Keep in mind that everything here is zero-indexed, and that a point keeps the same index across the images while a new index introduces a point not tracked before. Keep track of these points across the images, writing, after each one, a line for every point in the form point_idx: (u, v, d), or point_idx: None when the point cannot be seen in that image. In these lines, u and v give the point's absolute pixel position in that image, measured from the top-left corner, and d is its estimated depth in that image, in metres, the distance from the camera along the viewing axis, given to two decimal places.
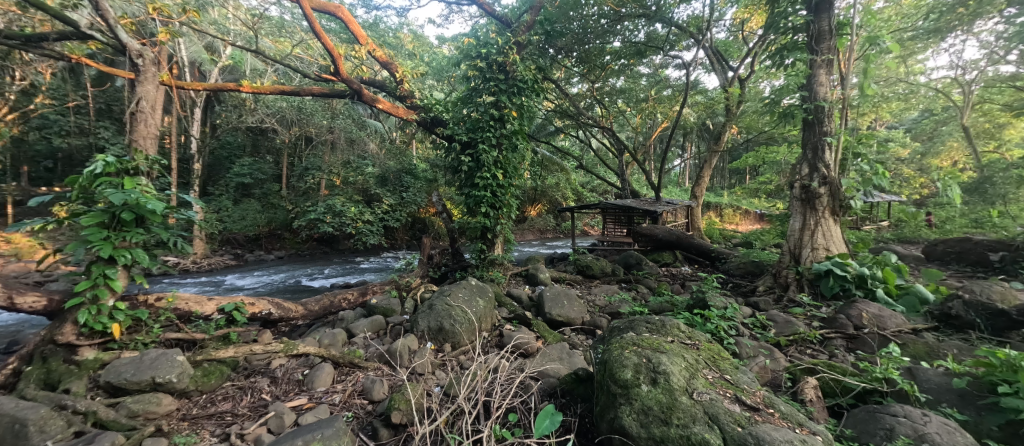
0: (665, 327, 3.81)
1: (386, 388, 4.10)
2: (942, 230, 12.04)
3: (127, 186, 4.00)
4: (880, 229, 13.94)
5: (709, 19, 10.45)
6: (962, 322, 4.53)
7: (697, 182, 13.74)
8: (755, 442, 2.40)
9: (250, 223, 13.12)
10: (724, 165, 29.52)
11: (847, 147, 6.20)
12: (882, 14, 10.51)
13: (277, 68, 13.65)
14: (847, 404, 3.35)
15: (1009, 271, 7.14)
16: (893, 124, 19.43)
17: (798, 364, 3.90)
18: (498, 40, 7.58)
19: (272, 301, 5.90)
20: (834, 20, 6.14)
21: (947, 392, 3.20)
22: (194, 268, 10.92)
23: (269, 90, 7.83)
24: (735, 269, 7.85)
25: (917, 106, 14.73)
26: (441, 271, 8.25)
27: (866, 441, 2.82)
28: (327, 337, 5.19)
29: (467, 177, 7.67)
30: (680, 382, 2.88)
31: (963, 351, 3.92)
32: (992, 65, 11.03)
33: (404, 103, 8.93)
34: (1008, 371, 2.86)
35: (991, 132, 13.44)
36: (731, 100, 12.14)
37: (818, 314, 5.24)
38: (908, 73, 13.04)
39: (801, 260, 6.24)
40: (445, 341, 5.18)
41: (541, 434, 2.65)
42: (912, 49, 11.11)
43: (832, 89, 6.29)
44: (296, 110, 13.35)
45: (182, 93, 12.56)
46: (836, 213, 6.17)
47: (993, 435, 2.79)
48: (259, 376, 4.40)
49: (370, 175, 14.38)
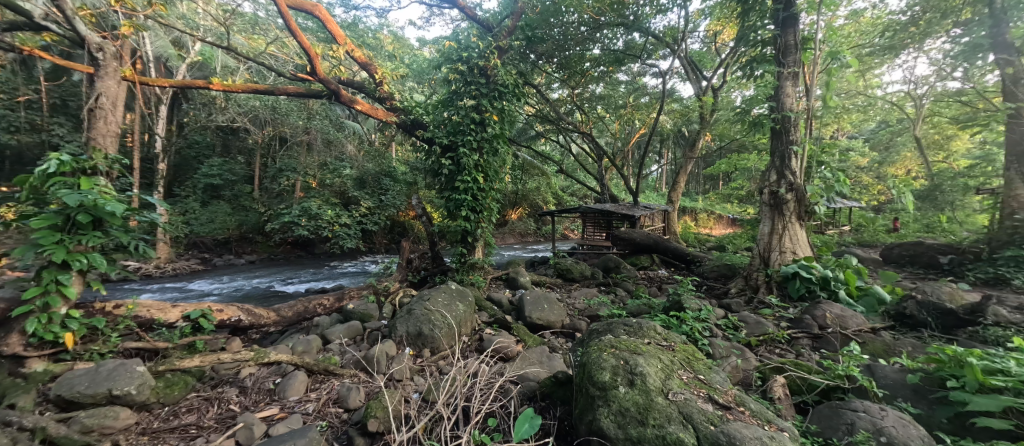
0: (642, 329, 3.89)
1: (362, 395, 4.02)
2: (898, 235, 12.83)
3: (84, 186, 3.77)
4: (842, 233, 14.71)
5: (684, 30, 10.80)
6: (916, 321, 4.85)
7: (674, 188, 14.09)
8: (727, 441, 2.49)
9: (217, 226, 12.57)
10: (698, 171, 30.50)
11: (811, 156, 6.53)
12: (843, 30, 11.22)
13: (249, 66, 13.24)
14: (813, 401, 3.51)
15: (956, 273, 7.67)
16: (852, 134, 20.55)
17: (767, 363, 4.05)
18: (479, 44, 7.65)
19: (243, 308, 5.67)
20: (798, 34, 6.46)
21: (902, 387, 3.38)
22: (157, 274, 10.39)
23: (241, 89, 7.54)
24: (709, 272, 8.10)
25: (875, 118, 15.69)
26: (420, 276, 8.15)
27: (829, 437, 2.95)
28: (300, 344, 5.06)
29: (448, 181, 7.63)
30: (656, 383, 2.95)
31: (916, 349, 4.19)
32: (940, 81, 11.88)
33: (383, 104, 8.80)
34: (955, 367, 3.10)
35: (940, 143, 14.46)
36: (705, 108, 12.55)
37: (786, 315, 5.47)
38: (866, 87, 13.87)
39: (770, 262, 6.48)
40: (424, 346, 5.12)
41: (520, 438, 2.67)
42: (870, 64, 11.80)
43: (798, 100, 6.61)
44: (270, 110, 12.94)
45: (146, 90, 11.98)
46: (802, 218, 6.45)
47: (943, 427, 2.99)
48: (226, 386, 4.24)
49: (348, 177, 14.06)
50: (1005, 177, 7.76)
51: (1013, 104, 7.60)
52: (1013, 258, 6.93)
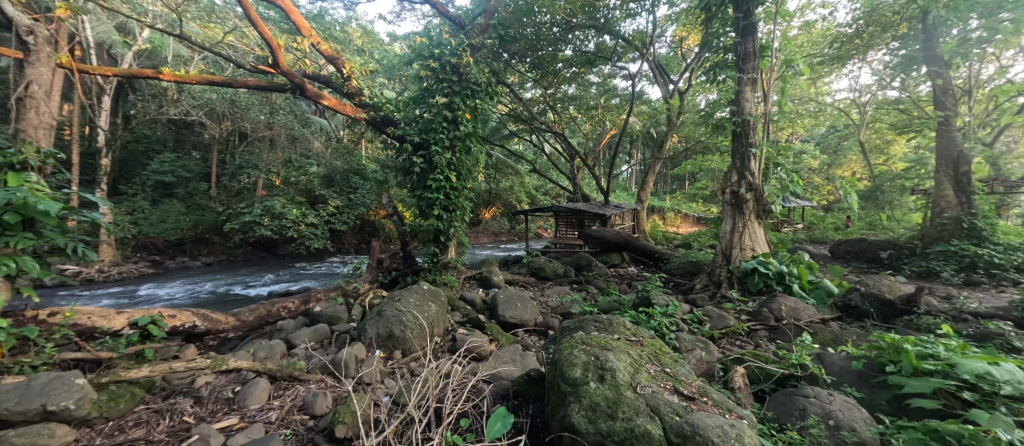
0: (612, 325, 3.99)
1: (329, 401, 3.89)
2: (844, 232, 13.82)
3: (11, 183, 3.42)
4: (796, 230, 15.62)
5: (652, 34, 11.09)
6: (860, 312, 5.27)
7: (643, 187, 14.46)
8: (691, 430, 2.59)
9: (170, 226, 11.89)
10: (666, 171, 31.52)
11: (769, 158, 6.89)
12: (796, 40, 11.96)
13: (204, 56, 12.45)
14: (770, 389, 3.73)
15: (895, 266, 8.37)
16: (805, 138, 21.89)
17: (728, 355, 4.25)
18: (451, 41, 7.56)
19: (198, 313, 5.34)
20: (757, 42, 6.78)
21: (847, 373, 3.64)
22: (101, 278, 9.65)
23: (196, 79, 7.07)
24: (676, 268, 8.41)
25: (825, 123, 16.75)
26: (391, 276, 7.99)
27: (784, 422, 3.15)
28: (263, 350, 4.83)
29: (419, 179, 7.49)
30: (625, 377, 3.03)
31: (860, 337, 4.54)
32: (881, 90, 12.87)
33: (351, 100, 8.53)
34: (893, 353, 3.37)
35: (881, 148, 15.66)
36: (672, 110, 12.96)
37: (745, 308, 5.77)
38: (817, 94, 14.83)
39: (732, 259, 6.79)
40: (395, 348, 5.03)
41: (493, 437, 2.65)
42: (821, 72, 12.63)
43: (756, 105, 6.94)
44: (228, 103, 12.25)
45: (86, 79, 11.04)
46: (760, 217, 6.80)
47: (883, 408, 3.25)
48: (179, 397, 3.98)
49: (314, 175, 13.52)
50: (936, 178, 8.53)
51: (942, 112, 8.35)
52: (942, 252, 7.69)
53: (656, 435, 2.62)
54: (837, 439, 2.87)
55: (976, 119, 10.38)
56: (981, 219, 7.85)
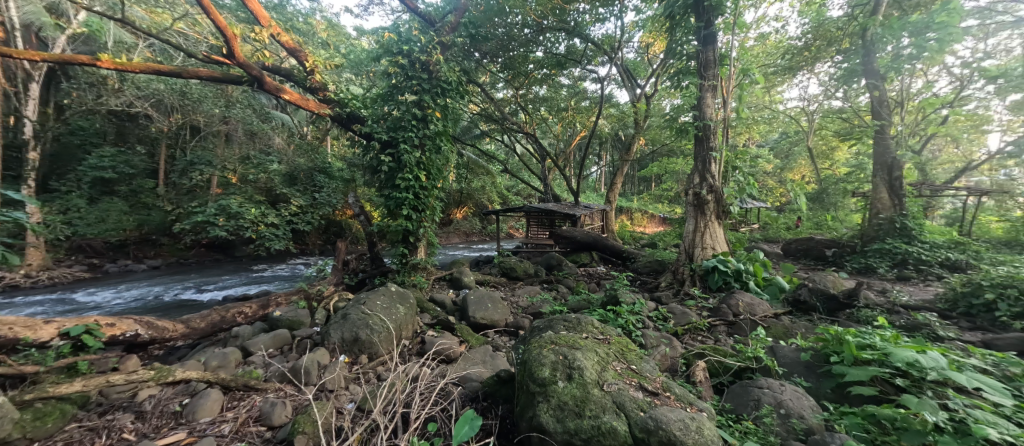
0: (580, 324, 4.04)
1: (288, 410, 3.70)
2: (795, 231, 14.82)
3: None
4: (752, 229, 16.57)
5: (620, 40, 11.41)
6: (808, 306, 5.65)
7: (611, 188, 14.79)
8: (654, 424, 2.67)
9: (112, 226, 10.94)
10: (633, 173, 32.48)
11: (728, 162, 7.23)
12: (753, 50, 12.72)
13: (150, 43, 11.58)
14: (728, 381, 3.93)
15: (839, 263, 9.05)
16: (759, 144, 23.27)
17: (690, 350, 4.42)
18: (421, 38, 7.41)
19: (141, 320, 4.92)
20: (716, 52, 7.13)
21: (797, 364, 3.87)
22: (27, 284, 8.85)
23: (140, 68, 6.55)
24: (643, 267, 8.67)
25: (778, 129, 17.86)
26: (358, 278, 7.76)
27: (740, 413, 3.32)
28: (215, 358, 4.53)
29: (387, 179, 7.31)
30: (593, 375, 3.08)
31: (808, 330, 4.87)
32: (826, 100, 13.88)
33: (315, 95, 8.16)
34: (836, 344, 3.62)
35: (826, 153, 16.91)
36: (639, 114, 13.36)
37: (706, 305, 6.03)
38: (771, 102, 15.81)
39: (694, 258, 7.05)
40: (361, 352, 4.87)
41: (461, 441, 2.60)
42: (774, 82, 13.51)
43: (716, 111, 7.28)
44: (178, 95, 11.52)
45: (9, 63, 9.97)
46: (719, 217, 7.13)
47: (828, 396, 3.50)
48: (119, 413, 3.66)
49: (275, 172, 12.84)
50: (874, 182, 9.30)
51: (879, 121, 9.09)
52: (879, 250, 8.41)
53: (621, 432, 2.69)
54: (788, 426, 3.07)
55: (907, 128, 11.41)
56: (911, 219, 8.66)
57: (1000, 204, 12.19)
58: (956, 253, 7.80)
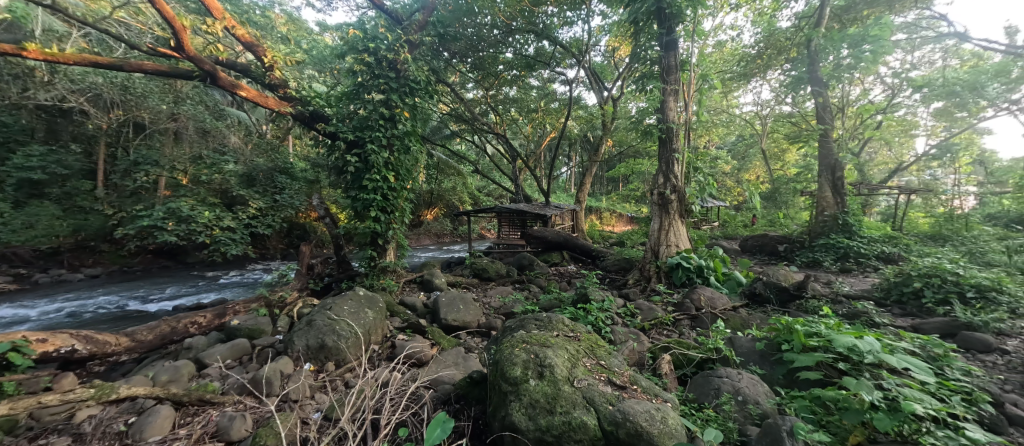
0: (551, 323, 4.10)
1: (248, 424, 3.52)
2: (750, 228, 15.73)
3: None
4: (713, 227, 17.39)
5: (587, 43, 11.66)
6: (763, 298, 6.01)
7: (581, 188, 15.06)
8: (623, 417, 2.74)
9: (41, 233, 10.11)
10: (601, 173, 33.21)
11: (690, 163, 7.53)
12: (712, 56, 13.42)
13: (85, 33, 10.61)
14: (691, 373, 4.11)
15: (790, 257, 9.68)
16: (718, 146, 24.42)
17: (656, 344, 4.57)
18: (388, 35, 7.21)
19: (78, 334, 4.51)
20: (678, 57, 7.40)
21: (753, 353, 4.10)
22: None
23: (75, 58, 5.98)
24: (611, 265, 8.87)
25: (735, 132, 18.84)
26: (324, 282, 7.47)
27: (703, 402, 3.48)
28: (166, 372, 4.24)
29: (353, 179, 7.09)
30: (563, 372, 3.12)
31: (762, 321, 5.18)
32: (778, 105, 14.74)
33: (274, 92, 7.75)
34: (787, 333, 3.85)
35: (778, 154, 18.01)
36: (607, 116, 13.67)
37: (671, 300, 6.27)
38: (728, 107, 16.67)
39: (659, 255, 7.27)
40: (327, 359, 4.70)
41: (433, 444, 2.44)
42: (730, 87, 14.24)
43: (679, 114, 7.55)
44: (119, 89, 10.65)
45: None
46: (682, 216, 7.40)
47: (780, 381, 3.73)
48: (53, 436, 3.34)
49: (230, 173, 12.14)
50: (820, 182, 10.00)
51: (824, 126, 9.76)
52: (825, 245, 9.06)
53: (591, 426, 2.75)
54: (745, 412, 3.26)
55: (847, 132, 12.36)
56: (852, 216, 9.41)
57: (927, 201, 13.42)
58: (890, 246, 8.55)
